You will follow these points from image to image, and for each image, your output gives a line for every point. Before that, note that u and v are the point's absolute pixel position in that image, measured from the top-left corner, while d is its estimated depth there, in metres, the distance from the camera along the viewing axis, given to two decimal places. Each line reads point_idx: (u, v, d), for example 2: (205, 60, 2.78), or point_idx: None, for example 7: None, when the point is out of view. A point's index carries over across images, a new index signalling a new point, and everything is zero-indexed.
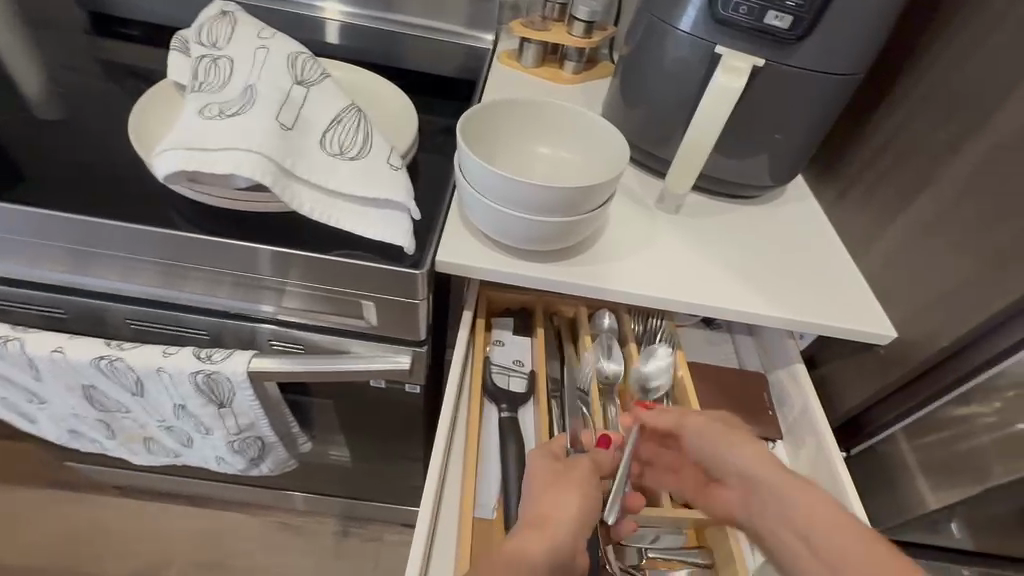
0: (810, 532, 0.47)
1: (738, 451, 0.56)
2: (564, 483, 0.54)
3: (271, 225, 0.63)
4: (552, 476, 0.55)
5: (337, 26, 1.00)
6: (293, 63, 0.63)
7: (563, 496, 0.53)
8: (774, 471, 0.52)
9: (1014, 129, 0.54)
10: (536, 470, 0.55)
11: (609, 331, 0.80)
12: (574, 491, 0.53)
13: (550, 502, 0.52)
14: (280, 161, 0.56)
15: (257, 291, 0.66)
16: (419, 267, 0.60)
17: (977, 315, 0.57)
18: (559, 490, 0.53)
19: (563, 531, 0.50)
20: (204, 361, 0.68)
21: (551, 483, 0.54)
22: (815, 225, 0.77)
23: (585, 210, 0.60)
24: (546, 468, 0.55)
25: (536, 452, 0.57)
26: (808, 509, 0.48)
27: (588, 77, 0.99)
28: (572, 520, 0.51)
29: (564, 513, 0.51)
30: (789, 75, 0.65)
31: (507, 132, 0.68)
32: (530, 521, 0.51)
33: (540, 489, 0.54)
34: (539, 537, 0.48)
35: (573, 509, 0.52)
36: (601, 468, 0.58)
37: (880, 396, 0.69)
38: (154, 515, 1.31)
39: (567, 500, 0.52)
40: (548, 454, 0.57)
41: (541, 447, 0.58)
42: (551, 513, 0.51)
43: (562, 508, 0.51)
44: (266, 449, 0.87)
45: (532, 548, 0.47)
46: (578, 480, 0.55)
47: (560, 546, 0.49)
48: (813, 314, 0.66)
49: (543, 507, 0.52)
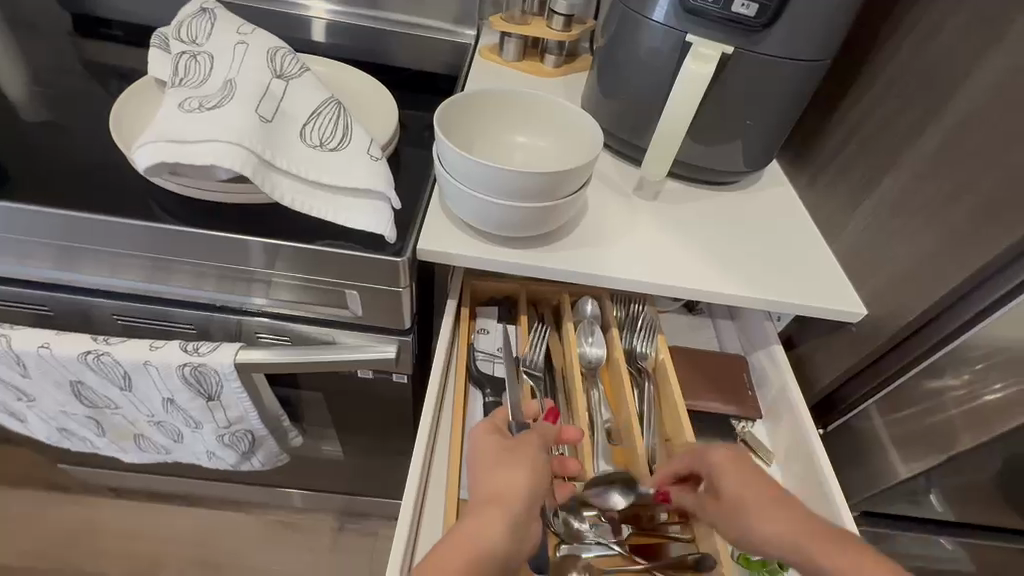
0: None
1: (768, 525, 0.51)
2: (512, 456, 0.55)
3: (254, 217, 0.64)
4: (500, 451, 0.56)
5: (319, 24, 1.01)
6: (272, 57, 0.64)
7: (512, 468, 0.54)
8: (821, 542, 0.48)
9: (971, 108, 0.56)
10: (479, 448, 0.57)
11: (592, 318, 0.81)
12: (522, 463, 0.54)
13: (501, 475, 0.53)
14: (260, 152, 0.57)
15: (242, 283, 0.67)
16: (401, 255, 0.62)
17: (942, 290, 0.59)
18: (504, 466, 0.54)
19: (515, 501, 0.51)
20: (191, 354, 0.69)
21: (496, 459, 0.55)
22: (790, 209, 0.79)
23: (559, 195, 0.61)
24: (489, 444, 0.56)
25: (479, 428, 0.58)
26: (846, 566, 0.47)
27: (569, 70, 1.01)
28: (524, 490, 0.52)
29: (515, 485, 0.52)
30: (757, 61, 0.66)
31: (486, 123, 0.69)
32: (480, 499, 0.52)
33: (484, 468, 0.54)
34: (494, 512, 0.50)
35: (525, 479, 0.53)
36: (548, 439, 0.59)
37: (856, 371, 0.72)
38: (148, 515, 1.31)
39: (514, 473, 0.53)
40: (491, 428, 0.58)
41: (484, 423, 0.59)
42: (498, 488, 0.52)
43: (508, 482, 0.52)
44: (256, 443, 0.88)
45: (483, 527, 0.48)
46: (522, 454, 0.55)
47: (515, 516, 0.50)
48: (786, 294, 0.68)
49: (494, 482, 0.53)
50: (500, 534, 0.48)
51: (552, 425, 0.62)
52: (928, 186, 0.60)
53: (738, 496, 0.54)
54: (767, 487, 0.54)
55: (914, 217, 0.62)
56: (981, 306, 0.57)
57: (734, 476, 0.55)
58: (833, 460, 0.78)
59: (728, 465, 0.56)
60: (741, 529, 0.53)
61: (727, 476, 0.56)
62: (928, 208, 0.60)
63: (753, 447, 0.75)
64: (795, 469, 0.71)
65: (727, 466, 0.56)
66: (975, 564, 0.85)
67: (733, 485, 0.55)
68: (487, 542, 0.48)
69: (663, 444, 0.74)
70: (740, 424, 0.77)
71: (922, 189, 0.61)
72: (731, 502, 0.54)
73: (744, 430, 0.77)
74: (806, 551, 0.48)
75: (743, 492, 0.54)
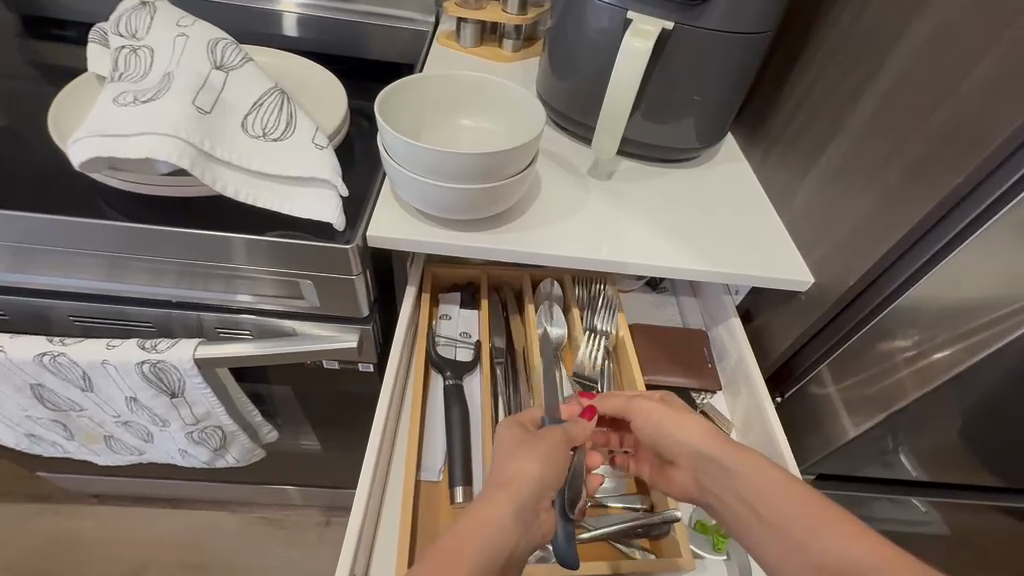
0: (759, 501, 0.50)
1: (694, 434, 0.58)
2: (531, 449, 0.54)
3: (199, 209, 0.63)
4: (521, 443, 0.55)
5: (288, 18, 0.98)
6: (213, 49, 0.63)
7: (528, 460, 0.53)
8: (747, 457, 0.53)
9: (899, 74, 0.57)
10: (502, 444, 0.55)
11: (553, 298, 0.82)
12: (539, 458, 0.53)
13: (517, 464, 0.52)
14: (199, 144, 0.56)
15: (197, 278, 0.67)
16: (351, 243, 0.62)
17: (878, 253, 0.61)
18: (520, 458, 0.53)
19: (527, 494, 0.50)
20: (149, 351, 0.68)
21: (509, 453, 0.54)
22: (742, 184, 0.80)
23: (506, 176, 0.62)
24: (511, 440, 0.55)
25: (509, 429, 0.56)
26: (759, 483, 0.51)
27: (528, 54, 1.00)
28: (538, 483, 0.51)
29: (531, 479, 0.51)
30: (698, 36, 0.67)
31: (432, 107, 0.70)
32: (487, 489, 0.50)
33: (496, 463, 0.54)
34: (503, 498, 0.49)
35: (539, 474, 0.52)
36: (575, 439, 0.58)
37: (809, 336, 0.73)
38: (133, 519, 1.31)
39: (530, 465, 0.52)
40: (523, 429, 0.56)
41: (507, 424, 0.58)
42: (513, 478, 0.51)
43: (523, 471, 0.51)
44: (227, 439, 0.88)
45: (492, 512, 0.47)
46: (541, 450, 0.54)
47: (522, 505, 0.49)
48: (736, 266, 0.69)
49: (511, 470, 0.51)
50: (508, 521, 0.47)
51: (580, 426, 0.59)
52: (865, 152, 0.61)
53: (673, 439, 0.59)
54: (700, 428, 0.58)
55: (853, 183, 0.63)
56: (922, 261, 0.59)
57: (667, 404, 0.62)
58: (794, 427, 0.80)
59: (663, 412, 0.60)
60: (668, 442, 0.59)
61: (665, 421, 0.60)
62: (865, 173, 0.62)
63: (711, 419, 0.76)
64: (751, 440, 0.72)
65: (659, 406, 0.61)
66: (941, 524, 0.87)
67: (669, 429, 0.59)
68: (496, 529, 0.46)
69: None
70: (700, 397, 0.79)
71: (859, 157, 0.62)
72: (660, 418, 0.60)
73: (703, 403, 0.78)
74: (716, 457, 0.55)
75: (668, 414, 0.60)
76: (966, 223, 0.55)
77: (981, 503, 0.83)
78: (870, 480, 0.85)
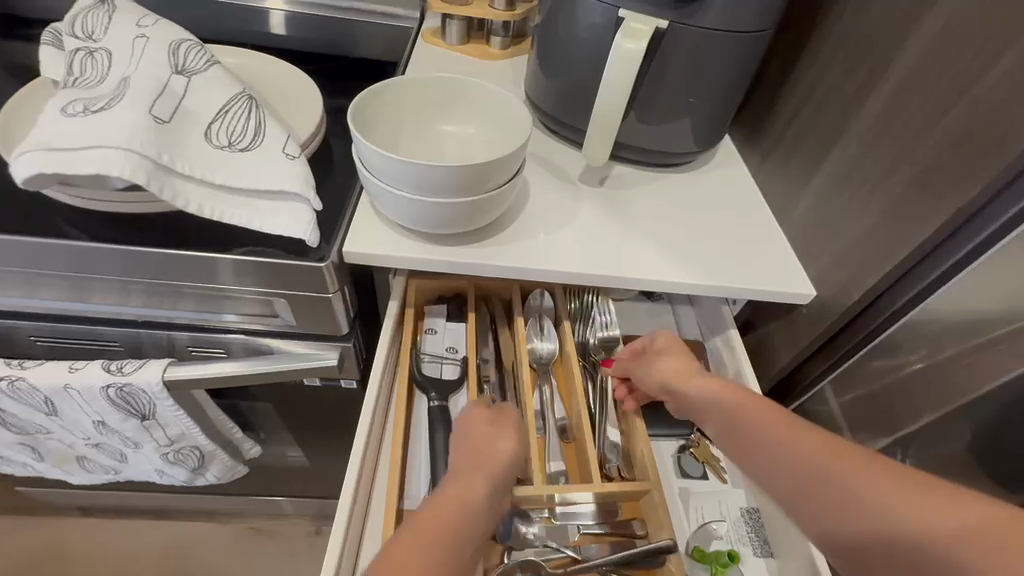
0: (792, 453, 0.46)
1: (705, 389, 0.56)
2: (499, 427, 0.58)
3: (163, 224, 0.59)
4: (489, 424, 0.58)
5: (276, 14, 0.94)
6: (174, 51, 0.59)
7: (498, 439, 0.57)
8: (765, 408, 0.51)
9: (907, 77, 0.54)
10: (464, 425, 0.58)
11: (544, 311, 0.78)
12: (508, 436, 0.57)
13: (488, 444, 0.56)
14: (155, 156, 0.52)
15: (164, 297, 0.63)
16: (324, 260, 0.58)
17: (885, 266, 0.57)
18: (477, 444, 0.56)
19: (498, 468, 0.54)
20: (114, 374, 0.65)
21: (471, 438, 0.57)
22: (742, 188, 0.76)
23: (489, 187, 0.58)
24: (475, 420, 0.58)
25: (473, 411, 0.59)
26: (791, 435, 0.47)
27: (517, 51, 0.96)
28: (508, 458, 0.56)
29: (503, 455, 0.55)
30: (693, 36, 0.63)
31: (412, 113, 0.66)
32: (462, 468, 0.53)
33: (461, 447, 0.56)
34: (480, 476, 0.52)
35: (510, 450, 0.56)
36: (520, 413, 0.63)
37: (811, 351, 0.70)
38: (118, 532, 1.28)
39: (500, 443, 0.56)
40: (485, 409, 0.59)
41: (477, 406, 0.60)
42: (485, 457, 0.55)
43: (495, 452, 0.55)
44: (205, 459, 0.85)
45: (470, 487, 0.51)
46: (508, 427, 0.58)
47: (497, 480, 0.53)
48: (735, 279, 0.66)
49: (483, 451, 0.55)
50: (476, 494, 0.50)
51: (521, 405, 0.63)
52: (870, 160, 0.58)
53: (683, 389, 0.59)
54: (705, 377, 0.58)
55: (858, 191, 0.60)
56: (935, 274, 0.54)
57: (674, 352, 0.63)
58: None
59: (671, 364, 0.62)
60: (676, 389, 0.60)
61: (671, 373, 0.61)
62: (869, 182, 0.58)
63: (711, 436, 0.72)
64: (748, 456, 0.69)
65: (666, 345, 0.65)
66: None
67: (681, 382, 0.59)
68: (467, 500, 0.50)
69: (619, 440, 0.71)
70: None
71: (864, 164, 0.59)
72: (663, 367, 0.62)
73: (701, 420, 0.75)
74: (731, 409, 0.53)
75: (672, 364, 0.61)
76: (984, 235, 0.50)
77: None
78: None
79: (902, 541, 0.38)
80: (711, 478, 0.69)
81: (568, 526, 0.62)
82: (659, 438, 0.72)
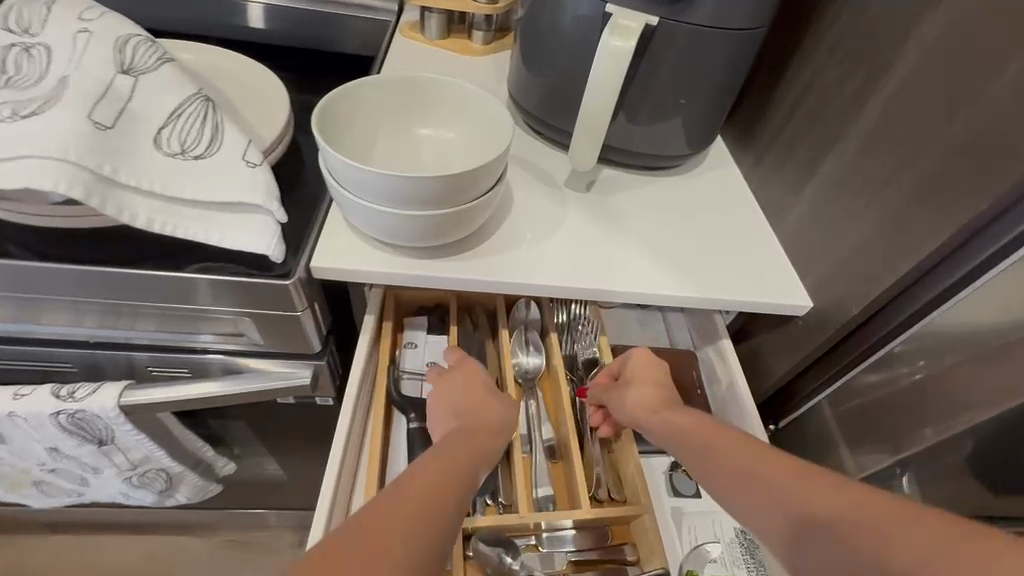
0: (765, 478, 0.43)
1: (673, 417, 0.54)
2: (489, 391, 0.58)
3: (112, 239, 0.55)
4: (479, 387, 0.58)
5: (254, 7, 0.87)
6: (120, 47, 0.53)
7: (489, 405, 0.56)
8: (731, 433, 0.49)
9: (908, 81, 0.51)
10: (450, 372, 0.60)
11: (530, 323, 0.75)
12: (499, 403, 0.57)
13: (481, 412, 0.55)
14: (95, 167, 0.47)
15: (118, 316, 0.58)
16: (289, 277, 0.54)
17: (885, 280, 0.55)
18: (461, 395, 0.57)
19: (496, 430, 0.54)
20: (65, 401, 0.60)
21: (451, 386, 0.58)
22: (734, 193, 0.73)
23: (469, 198, 0.54)
24: (464, 373, 0.59)
25: (467, 365, 0.60)
26: (760, 459, 0.45)
27: (501, 46, 0.91)
28: (503, 420, 0.55)
29: (500, 416, 0.55)
30: (683, 34, 0.59)
31: (385, 116, 0.62)
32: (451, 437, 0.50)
33: (453, 405, 0.56)
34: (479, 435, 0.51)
35: (503, 414, 0.56)
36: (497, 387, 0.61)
37: (806, 364, 0.68)
38: (90, 550, 1.22)
39: (491, 412, 0.55)
40: (476, 365, 0.60)
41: (471, 362, 0.61)
42: (482, 421, 0.54)
43: (489, 415, 0.55)
44: (174, 480, 0.80)
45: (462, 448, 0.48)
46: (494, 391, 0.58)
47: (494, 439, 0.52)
48: (727, 291, 0.63)
49: (482, 414, 0.55)
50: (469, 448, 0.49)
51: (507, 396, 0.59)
52: (868, 166, 0.55)
53: (649, 422, 0.56)
54: (671, 412, 0.55)
55: (855, 199, 0.57)
56: (940, 289, 0.52)
57: (642, 379, 0.60)
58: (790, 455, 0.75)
59: (639, 396, 0.58)
60: (644, 418, 0.56)
61: (641, 403, 0.58)
62: (868, 190, 0.55)
63: None
64: None
65: (641, 359, 0.62)
66: None
67: (648, 413, 0.56)
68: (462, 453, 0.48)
69: (608, 458, 0.68)
70: None
71: (862, 171, 0.56)
72: (631, 392, 0.59)
73: None
74: (698, 438, 0.50)
75: (642, 391, 0.59)
76: (994, 250, 0.47)
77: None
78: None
79: (871, 543, 0.36)
80: (704, 496, 0.66)
81: (557, 552, 0.59)
82: (650, 454, 0.69)
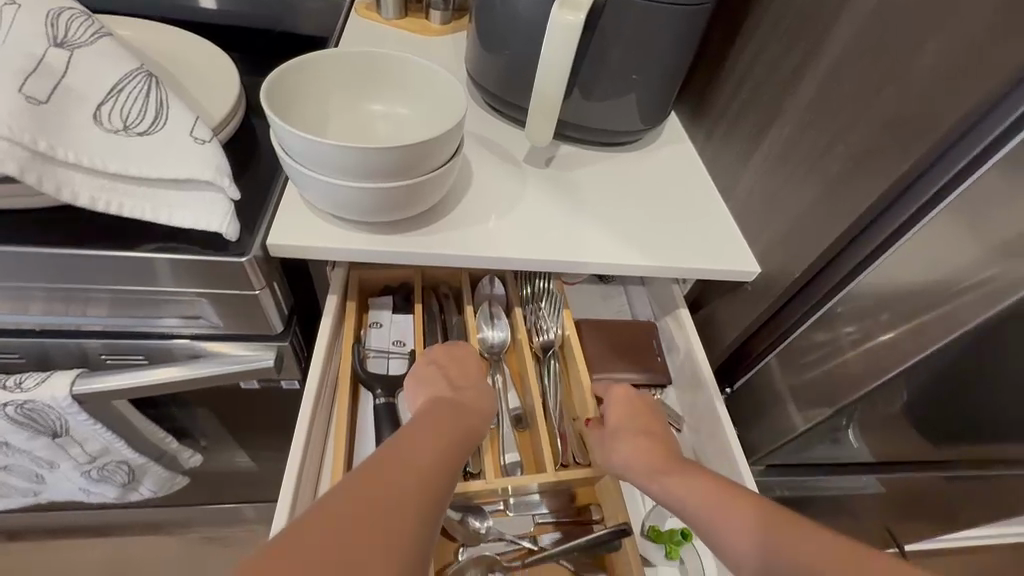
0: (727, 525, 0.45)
1: (633, 453, 0.55)
2: (472, 370, 0.60)
3: (54, 221, 0.53)
4: (462, 360, 0.61)
5: None
6: (53, 19, 0.51)
7: (481, 393, 0.57)
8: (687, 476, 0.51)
9: (840, 54, 0.54)
10: (456, 347, 0.62)
11: (494, 298, 0.76)
12: (484, 389, 0.59)
13: (472, 393, 0.57)
14: (27, 142, 0.46)
15: (65, 303, 0.56)
16: (245, 255, 0.53)
17: (823, 244, 0.58)
18: (464, 371, 0.60)
19: (482, 413, 0.55)
20: (13, 392, 0.58)
21: (457, 361, 0.61)
22: (688, 167, 0.76)
23: (426, 170, 0.54)
24: (469, 352, 0.62)
25: (461, 346, 0.63)
26: (722, 510, 0.46)
27: (460, 25, 0.91)
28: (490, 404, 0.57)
29: (486, 399, 0.57)
30: (630, 10, 0.61)
31: (338, 93, 0.62)
32: (428, 420, 0.50)
33: (449, 376, 0.59)
34: (465, 414, 0.53)
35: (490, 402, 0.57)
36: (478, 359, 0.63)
37: (755, 328, 0.71)
38: (53, 553, 1.18)
39: (484, 401, 0.56)
40: (473, 349, 0.64)
41: (461, 343, 0.64)
42: (476, 404, 0.55)
43: (478, 397, 0.56)
44: (136, 472, 0.78)
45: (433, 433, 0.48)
46: (472, 368, 0.60)
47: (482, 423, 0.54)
48: (679, 259, 0.65)
49: (470, 395, 0.56)
50: (455, 423, 0.50)
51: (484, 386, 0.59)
52: (808, 136, 0.58)
53: (612, 452, 0.57)
54: (631, 446, 0.56)
55: (797, 169, 0.60)
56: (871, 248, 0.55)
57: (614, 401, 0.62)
58: (746, 418, 0.78)
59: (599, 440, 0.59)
60: (611, 453, 0.57)
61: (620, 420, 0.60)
62: (808, 160, 0.58)
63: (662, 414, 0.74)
64: (702, 431, 0.70)
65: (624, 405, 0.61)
66: (889, 502, 0.86)
67: (622, 430, 0.58)
68: (450, 432, 0.49)
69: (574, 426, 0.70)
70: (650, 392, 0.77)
71: (802, 141, 0.59)
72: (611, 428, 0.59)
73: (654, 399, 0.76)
74: (661, 479, 0.52)
75: (620, 419, 0.60)
76: (916, 208, 0.51)
77: (934, 481, 0.81)
78: (828, 466, 0.80)
79: None
80: None
81: (526, 515, 0.62)
82: None
